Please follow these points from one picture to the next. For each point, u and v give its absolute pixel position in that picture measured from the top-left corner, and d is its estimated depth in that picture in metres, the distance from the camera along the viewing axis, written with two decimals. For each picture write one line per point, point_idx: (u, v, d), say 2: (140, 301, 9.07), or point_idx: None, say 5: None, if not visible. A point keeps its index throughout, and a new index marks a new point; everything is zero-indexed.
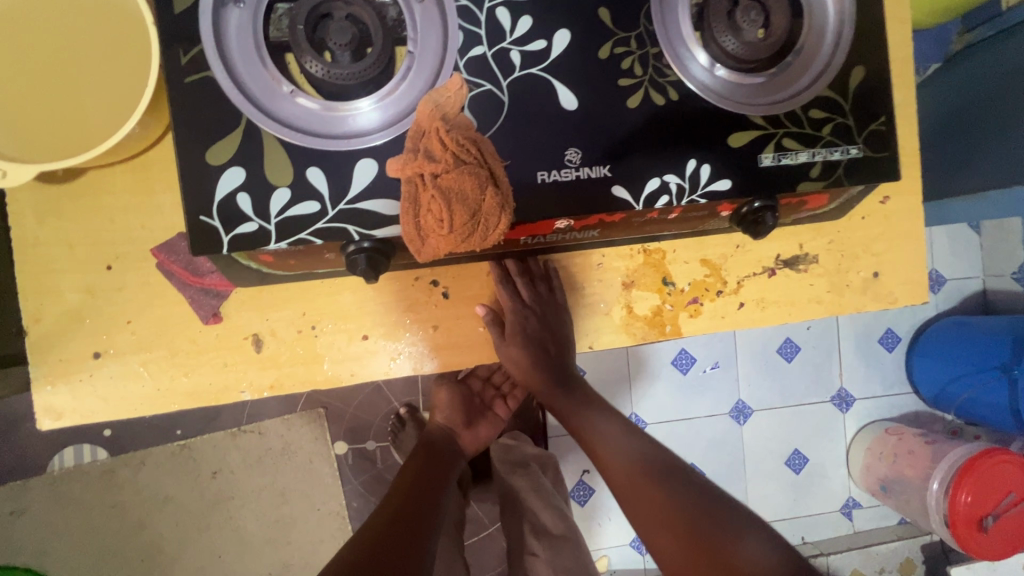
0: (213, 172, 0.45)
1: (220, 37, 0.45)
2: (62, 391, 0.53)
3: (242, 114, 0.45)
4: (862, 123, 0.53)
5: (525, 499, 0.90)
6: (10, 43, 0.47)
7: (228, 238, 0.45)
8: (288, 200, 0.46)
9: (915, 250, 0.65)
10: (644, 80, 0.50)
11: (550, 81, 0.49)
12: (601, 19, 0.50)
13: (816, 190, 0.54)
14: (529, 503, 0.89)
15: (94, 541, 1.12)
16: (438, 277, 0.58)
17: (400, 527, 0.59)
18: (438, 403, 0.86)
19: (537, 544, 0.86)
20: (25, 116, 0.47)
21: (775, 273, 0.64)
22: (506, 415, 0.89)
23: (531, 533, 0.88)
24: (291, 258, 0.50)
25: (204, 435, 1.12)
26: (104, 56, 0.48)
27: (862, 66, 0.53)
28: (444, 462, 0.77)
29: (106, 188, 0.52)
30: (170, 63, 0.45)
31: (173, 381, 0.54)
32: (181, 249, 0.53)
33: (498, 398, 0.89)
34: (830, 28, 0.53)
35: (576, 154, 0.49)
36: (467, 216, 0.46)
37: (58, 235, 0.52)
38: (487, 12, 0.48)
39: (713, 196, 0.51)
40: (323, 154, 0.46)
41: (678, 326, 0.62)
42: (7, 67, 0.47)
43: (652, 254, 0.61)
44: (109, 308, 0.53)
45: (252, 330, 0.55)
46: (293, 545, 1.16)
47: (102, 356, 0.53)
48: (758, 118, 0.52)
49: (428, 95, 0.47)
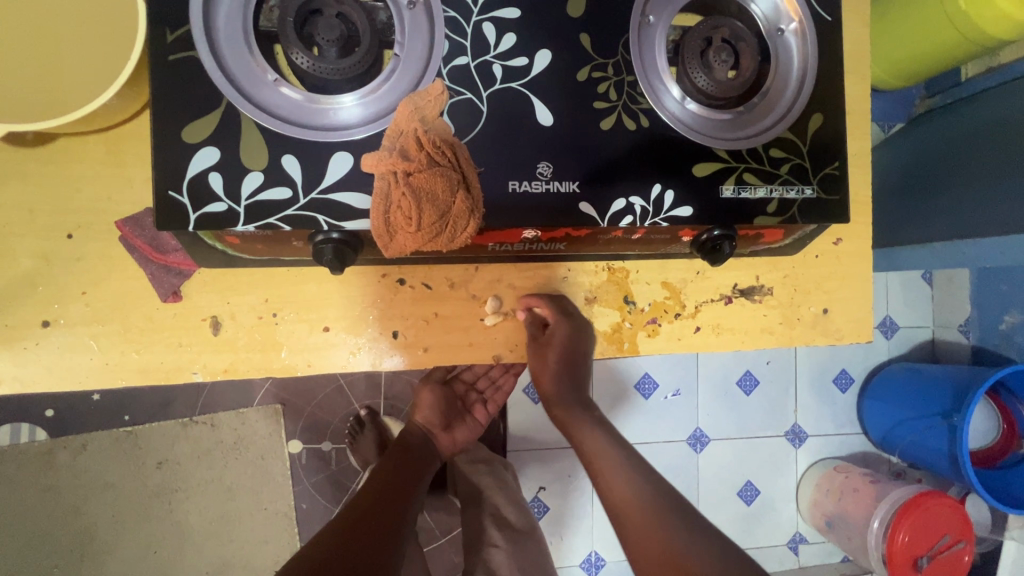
0: (187, 151, 0.45)
1: (209, 19, 0.46)
2: (3, 357, 0.51)
3: (222, 95, 0.46)
4: (817, 166, 0.56)
5: (489, 495, 0.90)
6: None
7: (195, 216, 0.46)
8: (259, 184, 0.46)
9: (862, 290, 0.69)
10: (618, 105, 0.53)
11: (528, 96, 0.51)
12: (582, 45, 0.52)
13: (772, 223, 0.56)
14: (493, 499, 0.90)
15: (21, 525, 1.06)
16: (405, 275, 0.58)
17: (376, 516, 0.59)
18: (420, 403, 0.83)
19: (500, 536, 0.87)
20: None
21: (731, 301, 0.66)
22: (484, 419, 0.87)
23: (494, 525, 0.89)
24: (258, 243, 0.50)
25: (153, 424, 1.08)
26: (88, 27, 0.48)
27: (821, 113, 0.57)
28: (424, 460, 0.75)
29: (77, 156, 0.52)
30: (155, 40, 0.45)
31: (124, 356, 0.53)
32: (146, 224, 0.53)
33: (479, 401, 0.88)
34: (794, 75, 0.57)
35: (548, 168, 0.51)
36: (435, 216, 0.48)
37: (21, 199, 0.52)
38: (474, 26, 0.50)
39: (675, 221, 0.54)
40: (300, 143, 0.47)
41: (635, 344, 0.64)
42: None
43: (616, 272, 0.63)
44: (64, 277, 0.52)
45: (211, 312, 0.55)
46: (235, 543, 1.13)
47: (51, 325, 0.52)
48: (722, 152, 0.55)
49: (410, 97, 0.49)
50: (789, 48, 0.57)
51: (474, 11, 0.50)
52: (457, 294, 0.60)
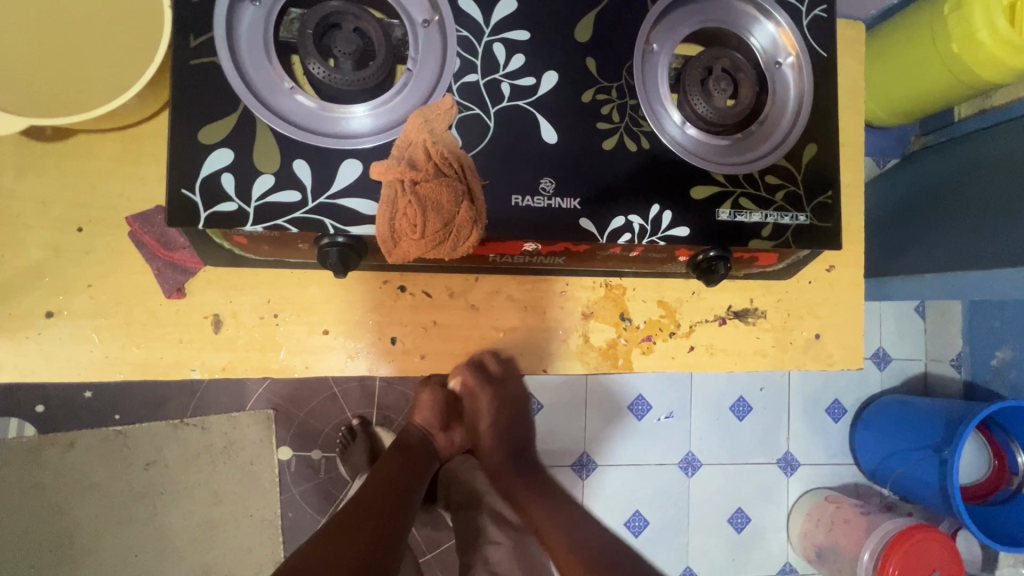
0: (202, 151, 0.47)
1: (232, 28, 0.48)
2: (4, 345, 0.52)
3: (240, 100, 0.48)
4: (811, 194, 0.58)
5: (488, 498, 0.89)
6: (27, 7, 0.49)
7: (206, 214, 0.47)
8: (270, 186, 0.48)
9: (853, 317, 0.70)
10: (620, 127, 0.55)
11: (534, 114, 0.53)
12: (587, 68, 0.54)
13: (766, 247, 0.58)
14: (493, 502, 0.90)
15: (2, 523, 1.05)
16: (406, 282, 0.60)
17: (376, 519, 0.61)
18: (419, 403, 0.79)
19: (499, 532, 0.89)
20: (23, 74, 0.49)
21: (725, 322, 0.67)
22: None
23: (492, 521, 0.90)
24: (265, 243, 0.51)
25: (142, 424, 1.07)
26: (114, 30, 0.50)
27: (815, 143, 0.59)
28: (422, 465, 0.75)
29: (93, 152, 0.53)
30: (179, 45, 0.47)
31: (124, 350, 0.54)
32: (156, 221, 0.54)
33: None
34: (791, 105, 0.59)
35: (550, 184, 0.52)
36: (439, 225, 0.49)
37: (35, 191, 0.53)
38: (485, 46, 0.52)
39: (672, 240, 0.55)
40: (312, 148, 0.49)
41: (630, 360, 0.65)
42: (18, 27, 0.49)
43: (613, 289, 0.64)
44: (71, 269, 0.53)
45: (213, 310, 0.55)
46: (218, 550, 1.11)
47: (55, 315, 0.53)
48: (719, 176, 0.56)
49: (420, 110, 0.50)
50: (786, 81, 0.60)
51: (486, 32, 0.52)
52: (456, 304, 0.61)
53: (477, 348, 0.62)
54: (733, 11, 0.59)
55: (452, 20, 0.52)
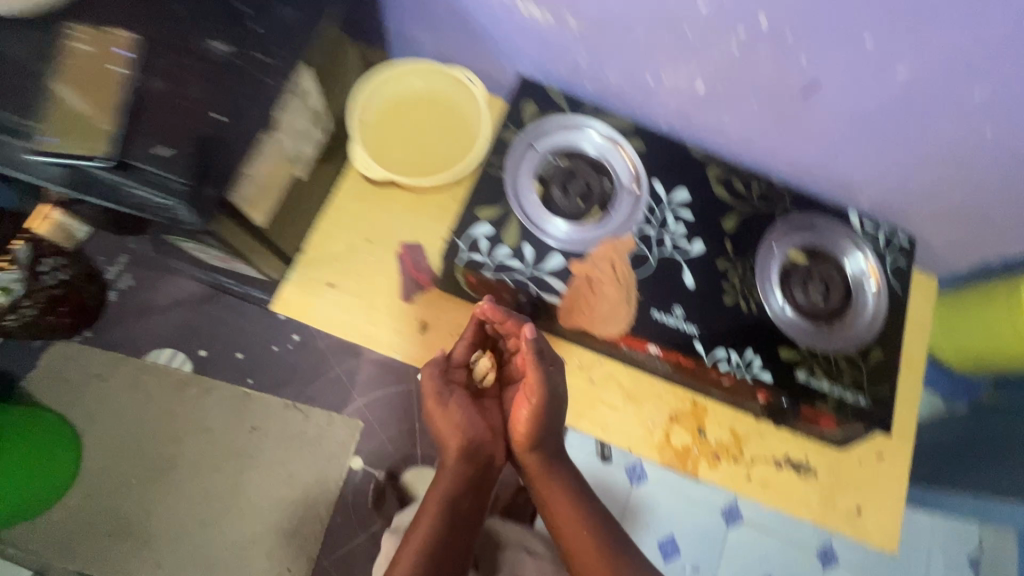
0: (475, 221, 0.74)
1: (516, 158, 0.78)
2: (298, 294, 0.79)
3: (507, 198, 0.76)
4: (872, 385, 0.76)
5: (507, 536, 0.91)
6: (410, 112, 0.83)
7: (462, 256, 0.73)
8: (505, 253, 0.73)
9: (893, 505, 0.82)
10: (738, 291, 0.77)
11: (682, 264, 0.77)
12: (725, 247, 0.79)
13: (828, 412, 0.75)
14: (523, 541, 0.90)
15: (128, 433, 1.25)
16: (552, 346, 0.81)
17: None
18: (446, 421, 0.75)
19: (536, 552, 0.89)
20: (390, 147, 0.82)
21: (781, 467, 0.81)
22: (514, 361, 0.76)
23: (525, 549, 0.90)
24: (482, 286, 0.76)
25: (265, 394, 1.30)
26: (447, 142, 0.83)
27: (881, 349, 0.78)
28: (433, 547, 0.68)
29: (395, 197, 0.83)
30: (485, 160, 0.77)
31: (362, 323, 0.79)
32: (414, 250, 0.81)
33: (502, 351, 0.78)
34: (867, 319, 0.79)
35: (680, 312, 0.74)
36: (603, 309, 0.74)
37: (354, 208, 0.82)
38: (662, 214, 0.78)
39: (757, 380, 0.74)
40: (537, 240, 0.74)
41: (696, 467, 0.80)
42: (401, 121, 0.83)
43: (698, 406, 0.82)
44: (353, 262, 0.81)
45: (423, 318, 0.80)
46: (269, 527, 1.24)
47: (332, 287, 0.79)
48: (803, 348, 0.76)
49: (611, 239, 0.76)
50: (867, 301, 0.80)
51: (665, 206, 0.79)
52: (580, 375, 0.81)
53: (585, 413, 0.80)
54: (837, 241, 0.82)
55: (647, 193, 0.79)
